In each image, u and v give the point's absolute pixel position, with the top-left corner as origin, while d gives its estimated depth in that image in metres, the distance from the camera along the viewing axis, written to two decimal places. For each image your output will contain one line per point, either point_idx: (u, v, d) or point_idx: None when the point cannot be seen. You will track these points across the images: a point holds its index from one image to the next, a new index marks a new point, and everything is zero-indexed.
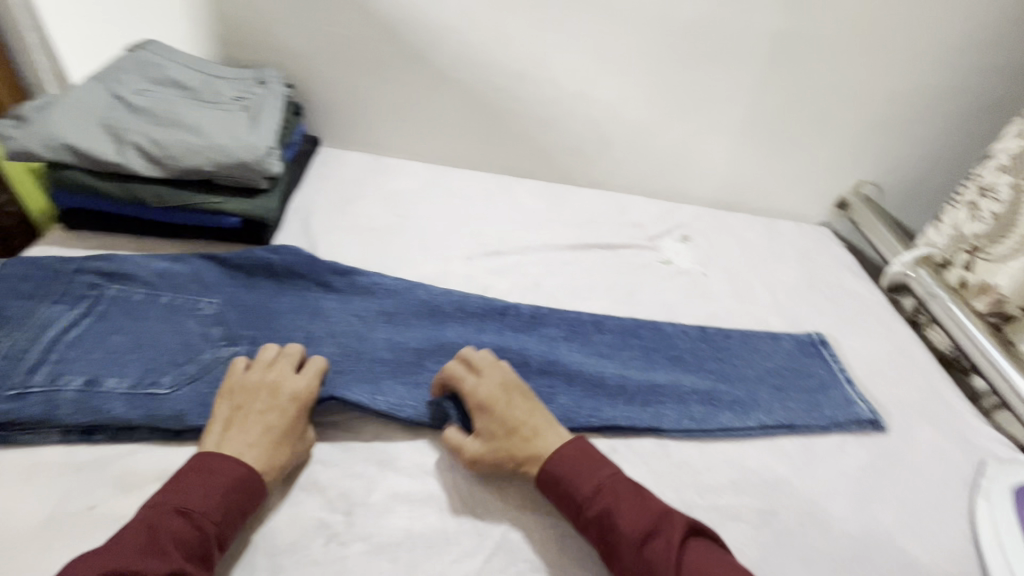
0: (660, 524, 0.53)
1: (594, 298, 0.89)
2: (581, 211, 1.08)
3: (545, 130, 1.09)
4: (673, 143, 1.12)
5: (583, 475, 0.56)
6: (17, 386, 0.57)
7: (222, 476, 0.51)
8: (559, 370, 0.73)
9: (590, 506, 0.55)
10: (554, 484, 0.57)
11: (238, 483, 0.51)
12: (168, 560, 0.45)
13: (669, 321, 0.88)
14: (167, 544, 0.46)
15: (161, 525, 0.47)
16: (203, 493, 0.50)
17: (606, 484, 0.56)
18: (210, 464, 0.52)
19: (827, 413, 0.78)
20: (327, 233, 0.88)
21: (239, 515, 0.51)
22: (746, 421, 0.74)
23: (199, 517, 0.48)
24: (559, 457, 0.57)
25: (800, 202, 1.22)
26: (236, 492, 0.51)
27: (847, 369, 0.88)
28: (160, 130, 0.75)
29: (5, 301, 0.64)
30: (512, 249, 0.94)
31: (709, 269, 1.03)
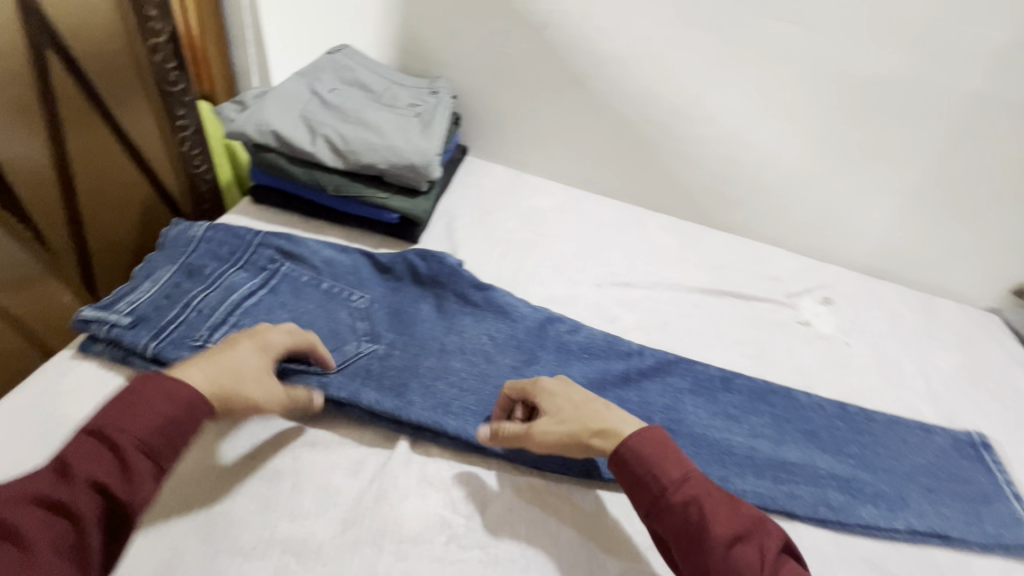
0: (752, 531, 0.50)
1: (723, 350, 0.85)
2: (715, 255, 1.04)
3: (689, 168, 1.06)
4: (828, 197, 1.04)
5: (671, 460, 0.54)
6: (200, 339, 0.64)
7: (143, 393, 0.47)
8: (684, 432, 0.71)
9: (676, 492, 0.52)
10: (634, 461, 0.54)
11: (165, 400, 0.47)
12: (77, 484, 0.42)
13: (804, 389, 0.82)
14: (78, 466, 0.43)
15: (89, 453, 0.44)
16: (122, 412, 0.46)
17: (694, 476, 0.53)
18: (148, 389, 0.47)
19: (990, 531, 0.68)
20: (468, 240, 0.92)
21: (174, 427, 0.47)
22: (892, 522, 0.67)
23: (114, 435, 0.44)
24: (644, 437, 0.55)
25: (968, 282, 1.09)
26: (162, 408, 0.46)
27: (1016, 483, 0.76)
28: (346, 127, 0.83)
29: (204, 261, 0.72)
30: (641, 283, 0.93)
31: (853, 339, 0.94)
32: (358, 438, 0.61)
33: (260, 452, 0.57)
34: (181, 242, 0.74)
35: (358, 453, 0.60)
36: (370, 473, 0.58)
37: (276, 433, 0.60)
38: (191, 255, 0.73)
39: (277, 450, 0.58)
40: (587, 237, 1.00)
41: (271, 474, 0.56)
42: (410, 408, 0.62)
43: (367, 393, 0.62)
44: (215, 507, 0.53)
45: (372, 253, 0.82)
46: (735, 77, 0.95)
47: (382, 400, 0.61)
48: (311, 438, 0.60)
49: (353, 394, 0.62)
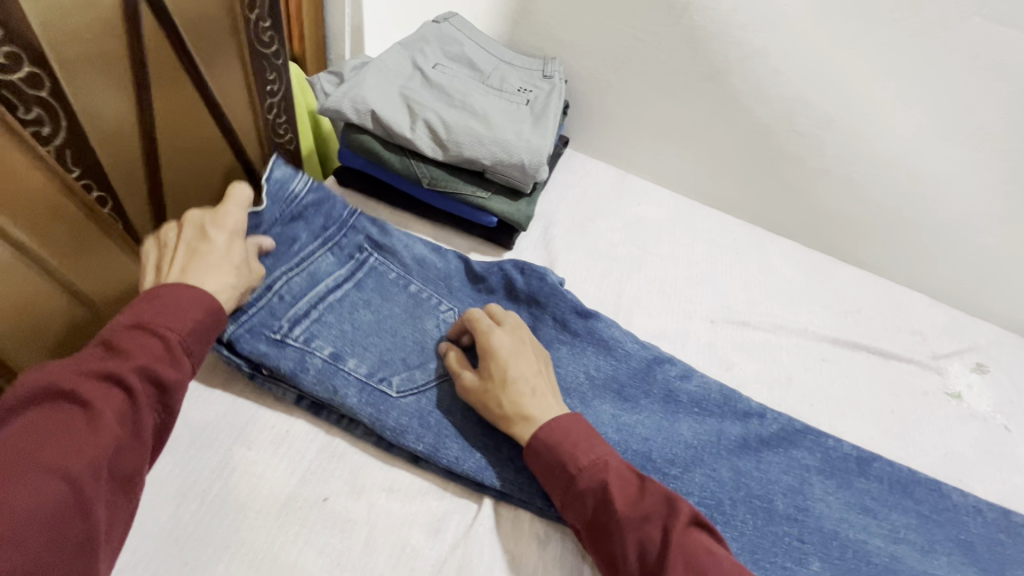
0: (660, 511, 0.46)
1: (860, 421, 0.72)
2: (846, 296, 0.89)
3: (831, 190, 0.90)
4: (1004, 244, 0.86)
5: (578, 447, 0.50)
6: (279, 333, 0.56)
7: (176, 292, 0.46)
8: (811, 524, 0.59)
9: (582, 479, 0.49)
10: (543, 450, 0.50)
11: (196, 302, 0.47)
12: (132, 361, 0.42)
13: (957, 486, 0.67)
14: (126, 346, 0.42)
15: (123, 340, 0.43)
16: (156, 306, 0.45)
17: (605, 460, 0.49)
18: (172, 293, 0.46)
19: None
20: (567, 252, 0.82)
21: (205, 330, 0.47)
22: None
23: (156, 325, 0.44)
24: (554, 427, 0.51)
25: None
26: (193, 308, 0.46)
27: None
28: (450, 111, 0.73)
29: (296, 230, 0.63)
30: (762, 324, 0.79)
31: (1015, 422, 0.78)
32: (441, 489, 0.53)
33: (333, 493, 0.51)
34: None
35: (440, 509, 0.52)
36: (452, 536, 0.50)
37: (351, 471, 0.52)
38: (282, 221, 0.62)
39: (351, 492, 0.51)
40: (700, 260, 0.87)
41: (343, 522, 0.49)
42: (498, 470, 0.53)
43: (448, 445, 0.53)
44: (281, 558, 0.46)
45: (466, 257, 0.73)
46: (920, 89, 0.78)
47: (464, 459, 0.53)
48: (389, 483, 0.52)
49: (433, 445, 0.53)
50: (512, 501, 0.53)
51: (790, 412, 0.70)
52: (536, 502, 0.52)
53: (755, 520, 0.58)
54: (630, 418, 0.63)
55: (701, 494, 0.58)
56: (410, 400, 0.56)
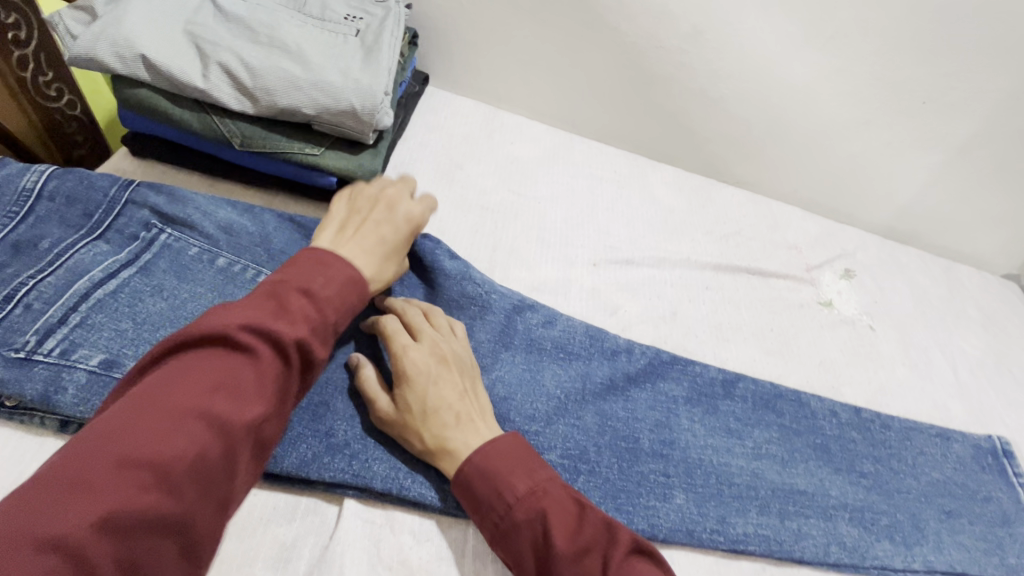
0: (600, 542, 0.43)
1: (742, 345, 0.72)
2: (726, 219, 0.88)
3: (704, 110, 0.87)
4: (865, 149, 0.88)
5: (517, 473, 0.46)
6: (22, 349, 0.45)
7: (341, 269, 0.44)
8: (677, 457, 0.58)
9: (520, 508, 0.44)
10: (475, 478, 0.46)
11: (354, 282, 0.44)
12: (295, 331, 0.38)
13: (827, 394, 0.70)
14: (297, 311, 0.39)
15: (289, 297, 0.40)
16: (327, 279, 0.42)
17: (543, 487, 0.45)
18: (330, 260, 0.44)
19: (1012, 562, 0.60)
20: (431, 206, 0.73)
21: (354, 311, 0.44)
22: (910, 561, 0.57)
23: (323, 301, 0.41)
24: (490, 451, 0.46)
25: (991, 248, 0.98)
26: (353, 286, 0.44)
27: None
28: (254, 48, 0.59)
29: (47, 229, 0.53)
30: (645, 260, 0.76)
31: (877, 320, 0.82)
32: (290, 512, 0.46)
33: None
34: (8, 195, 0.53)
35: (289, 535, 0.45)
36: (306, 565, 0.44)
37: None
38: (26, 220, 0.52)
39: None
40: (579, 199, 0.82)
41: None
42: (326, 462, 0.47)
43: None
44: None
45: (291, 214, 0.63)
46: None
47: (284, 455, 0.46)
48: None
49: None
50: (349, 491, 0.47)
51: (676, 348, 0.69)
52: (370, 488, 0.47)
53: (619, 462, 0.56)
54: (506, 383, 0.58)
55: (564, 447, 0.55)
56: None
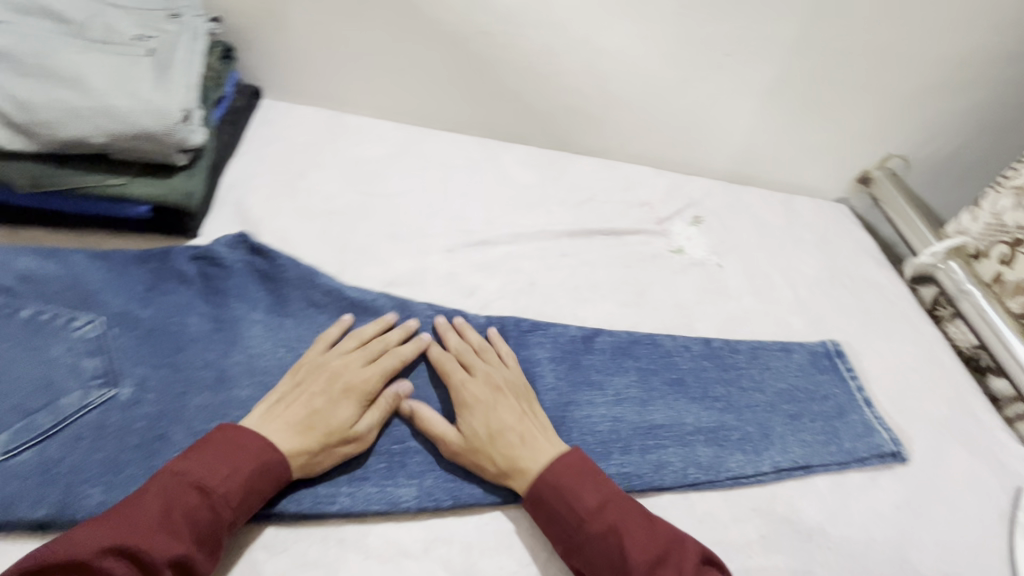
0: (669, 552, 0.49)
1: (599, 301, 0.76)
2: (579, 187, 0.93)
3: (538, 87, 0.91)
4: (691, 105, 0.95)
5: (587, 488, 0.52)
6: None
7: (246, 459, 0.47)
8: None
9: (593, 521, 0.50)
10: (555, 490, 0.52)
11: (262, 469, 0.48)
12: (171, 548, 0.42)
13: (681, 332, 0.76)
14: (180, 520, 0.43)
15: (176, 503, 0.44)
16: (227, 473, 0.46)
17: (611, 501, 0.51)
18: (242, 441, 0.48)
19: (846, 447, 0.68)
20: (272, 219, 0.71)
21: (257, 500, 0.48)
22: (758, 466, 0.63)
23: (217, 499, 0.45)
24: (557, 466, 0.53)
25: (820, 176, 1.09)
26: (261, 476, 0.48)
27: (864, 386, 0.77)
28: (24, 81, 0.55)
29: None
30: (501, 238, 0.79)
31: (725, 258, 0.89)
32: None
33: None
34: None
35: None
36: None
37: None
38: None
39: None
40: (430, 190, 0.83)
41: None
42: None
43: (88, 495, 0.46)
44: None
45: (109, 251, 0.60)
46: None
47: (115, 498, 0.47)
48: None
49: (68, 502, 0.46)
50: None
51: (537, 315, 0.72)
52: None
53: None
54: None
55: None
56: (33, 453, 0.47)
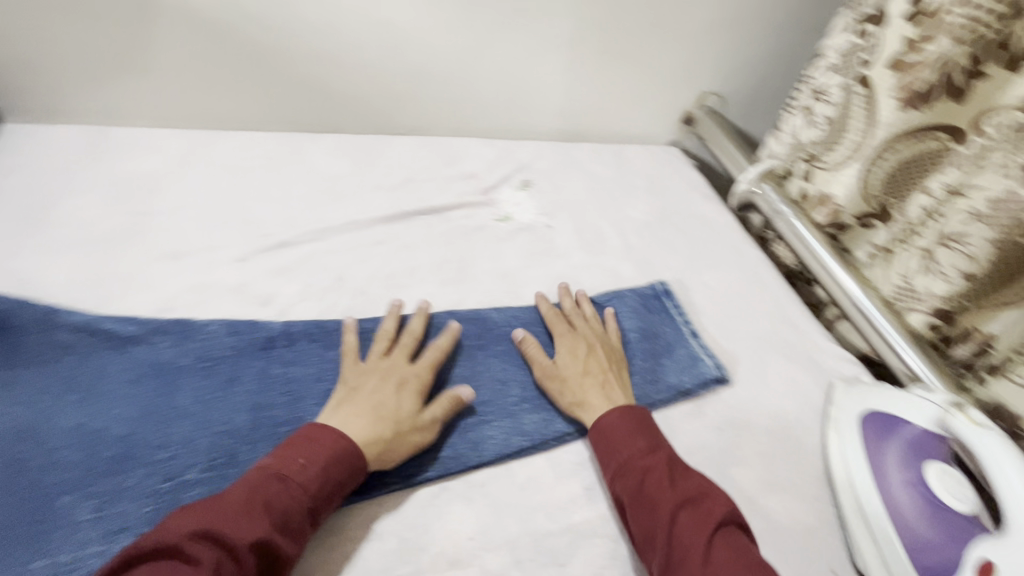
0: (700, 499, 0.51)
1: (417, 284, 0.72)
2: (397, 168, 0.88)
3: (331, 71, 0.86)
4: (497, 69, 0.94)
5: (636, 437, 0.57)
6: None
7: (320, 449, 0.49)
8: None
9: (641, 459, 0.55)
10: (608, 427, 0.58)
11: (334, 459, 0.49)
12: (255, 531, 0.43)
13: (507, 301, 0.74)
14: (260, 504, 0.45)
15: (262, 488, 0.46)
16: (303, 459, 0.49)
17: (657, 450, 0.56)
18: (313, 436, 0.50)
19: (672, 382, 0.69)
20: (12, 259, 0.62)
21: (335, 489, 0.49)
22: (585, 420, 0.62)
23: (295, 485, 0.47)
24: (619, 413, 0.59)
25: (646, 123, 1.12)
26: (336, 465, 0.49)
27: (692, 318, 0.80)
28: None
29: None
30: (303, 237, 0.73)
31: (554, 218, 0.89)
32: None
33: None
34: None
35: None
36: None
37: None
38: None
39: None
40: (220, 196, 0.76)
41: None
42: None
43: None
44: None
45: None
46: None
47: None
48: None
49: None
50: None
51: (345, 312, 0.67)
52: None
53: None
54: (126, 422, 0.52)
55: (209, 458, 0.51)
56: None
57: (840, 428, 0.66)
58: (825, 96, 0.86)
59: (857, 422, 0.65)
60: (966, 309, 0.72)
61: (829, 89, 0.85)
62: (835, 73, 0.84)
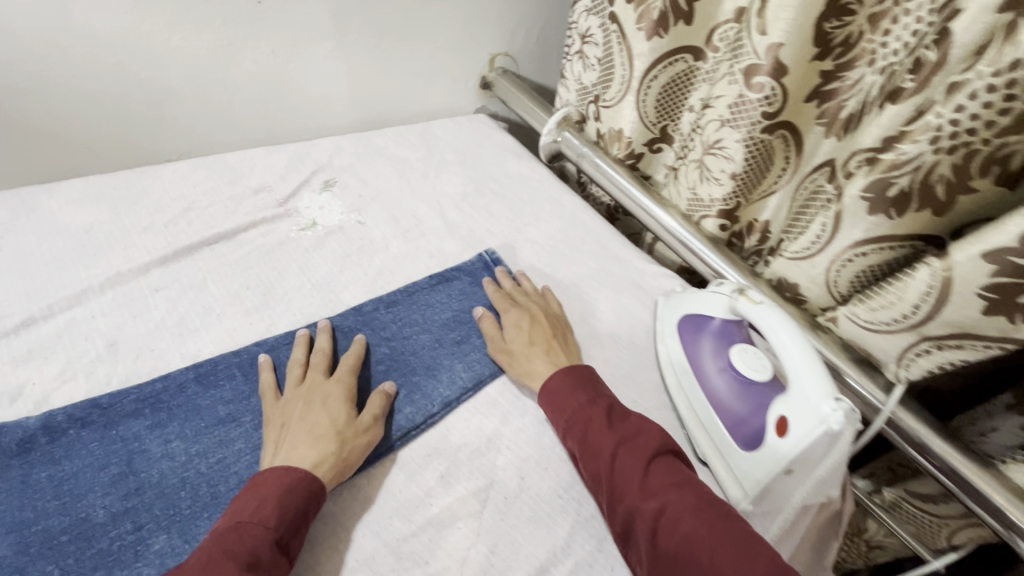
0: (637, 437, 0.55)
1: (214, 323, 0.64)
2: (170, 199, 0.77)
3: (48, 107, 0.73)
4: (262, 69, 0.85)
5: (577, 390, 0.60)
6: None
7: (273, 485, 0.48)
8: (150, 497, 0.49)
9: (581, 411, 0.58)
10: (552, 389, 0.61)
11: (288, 488, 0.48)
12: None
13: (326, 313, 0.69)
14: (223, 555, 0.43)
15: (222, 542, 0.44)
16: (259, 500, 0.47)
17: (596, 397, 0.60)
18: (262, 479, 0.49)
19: None
20: None
21: (299, 517, 0.48)
22: (429, 409, 0.60)
23: (254, 525, 0.45)
24: (564, 374, 0.61)
25: (445, 96, 1.10)
26: (289, 494, 0.48)
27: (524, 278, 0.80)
28: None
29: None
30: (55, 307, 0.61)
31: (365, 212, 0.84)
32: None
33: None
34: None
35: None
36: None
37: None
38: None
39: None
40: None
41: None
42: None
43: None
44: None
45: None
46: None
47: None
48: None
49: None
50: None
51: (130, 378, 0.58)
52: None
53: (63, 562, 0.44)
54: None
55: None
56: None
57: (667, 340, 0.71)
58: (590, 39, 0.90)
59: (676, 328, 0.71)
60: (742, 205, 0.80)
61: (592, 32, 0.89)
62: (592, 15, 0.88)
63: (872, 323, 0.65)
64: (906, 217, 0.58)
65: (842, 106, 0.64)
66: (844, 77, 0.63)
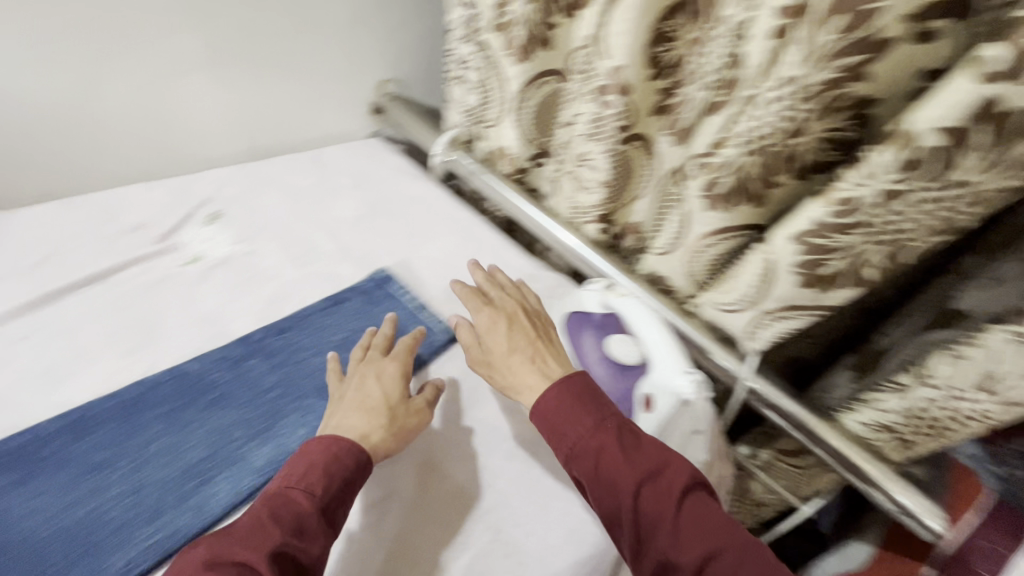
0: (659, 472, 0.54)
1: (87, 367, 0.63)
2: (31, 244, 0.73)
3: None
4: (129, 103, 0.83)
5: (582, 414, 0.58)
6: None
7: (321, 454, 0.53)
8: (18, 553, 0.49)
9: (591, 440, 0.56)
10: (546, 409, 0.59)
11: (334, 458, 0.53)
12: (271, 543, 0.46)
13: (215, 345, 0.68)
14: (272, 519, 0.48)
15: (272, 506, 0.49)
16: (307, 469, 0.52)
17: (605, 420, 0.57)
18: (311, 445, 0.55)
19: None
20: None
21: (344, 486, 0.53)
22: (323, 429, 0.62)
23: (305, 491, 0.50)
24: (559, 386, 0.60)
25: (335, 121, 1.11)
26: (335, 464, 0.53)
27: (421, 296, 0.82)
28: None
29: None
30: None
31: (254, 242, 0.84)
32: None
33: None
34: None
35: None
36: None
37: None
38: None
39: None
40: None
41: None
42: None
43: None
44: None
45: None
46: None
47: None
48: None
49: None
50: None
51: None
52: None
53: None
54: None
55: None
56: None
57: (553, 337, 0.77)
58: (467, 65, 0.95)
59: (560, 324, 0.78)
60: (616, 209, 0.88)
61: (467, 59, 0.95)
62: (466, 43, 0.93)
63: (729, 304, 0.74)
64: (734, 212, 0.67)
65: (679, 119, 0.71)
66: (676, 96, 0.72)
